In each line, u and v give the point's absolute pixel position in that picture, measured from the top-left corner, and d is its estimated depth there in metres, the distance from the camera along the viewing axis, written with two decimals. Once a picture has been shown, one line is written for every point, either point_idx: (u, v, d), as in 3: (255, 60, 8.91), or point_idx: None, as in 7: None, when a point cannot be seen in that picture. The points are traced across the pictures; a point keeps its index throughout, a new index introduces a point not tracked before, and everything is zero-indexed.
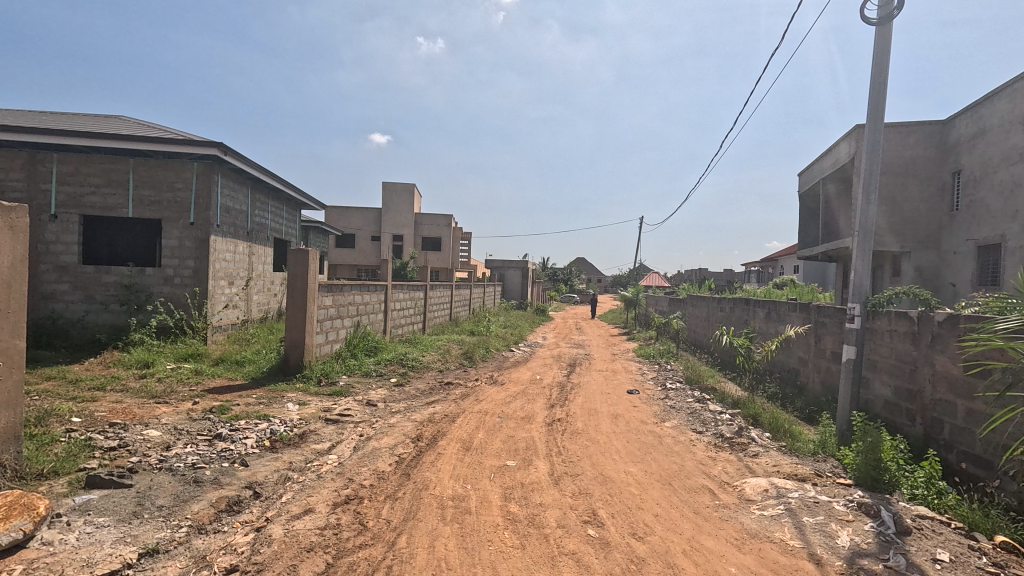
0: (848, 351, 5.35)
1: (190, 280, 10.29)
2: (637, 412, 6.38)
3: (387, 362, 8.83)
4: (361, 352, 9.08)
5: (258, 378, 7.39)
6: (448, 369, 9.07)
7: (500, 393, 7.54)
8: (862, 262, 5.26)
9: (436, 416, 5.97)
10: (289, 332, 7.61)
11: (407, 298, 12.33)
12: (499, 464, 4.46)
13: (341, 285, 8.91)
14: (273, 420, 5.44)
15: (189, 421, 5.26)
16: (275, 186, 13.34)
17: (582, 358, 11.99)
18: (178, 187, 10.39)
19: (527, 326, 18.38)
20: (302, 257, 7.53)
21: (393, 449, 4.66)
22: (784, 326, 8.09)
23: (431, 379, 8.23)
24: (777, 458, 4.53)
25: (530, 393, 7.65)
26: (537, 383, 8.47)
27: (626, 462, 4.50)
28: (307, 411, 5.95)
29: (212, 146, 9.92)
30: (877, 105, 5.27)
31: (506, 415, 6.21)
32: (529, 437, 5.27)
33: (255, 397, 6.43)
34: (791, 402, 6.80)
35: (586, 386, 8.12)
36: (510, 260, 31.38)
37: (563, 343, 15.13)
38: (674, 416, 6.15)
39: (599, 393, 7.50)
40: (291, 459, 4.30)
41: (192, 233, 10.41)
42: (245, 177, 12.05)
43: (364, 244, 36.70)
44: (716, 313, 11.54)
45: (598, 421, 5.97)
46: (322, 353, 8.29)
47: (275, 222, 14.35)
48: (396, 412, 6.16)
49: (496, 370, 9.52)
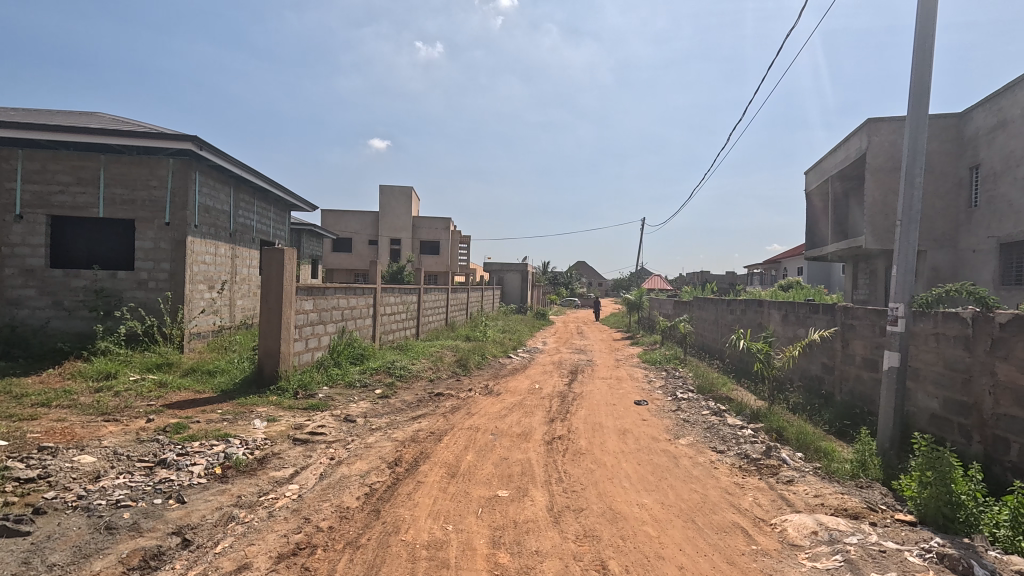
0: (890, 358, 4.68)
1: (165, 284, 9.63)
2: (647, 428, 5.69)
3: (373, 371, 8.15)
4: (346, 360, 8.40)
5: (229, 390, 6.71)
6: (441, 378, 8.39)
7: (494, 405, 6.85)
8: (906, 254, 4.60)
9: (421, 434, 5.28)
10: (264, 339, 6.92)
11: (399, 302, 11.66)
12: (489, 495, 3.77)
13: (324, 288, 8.22)
14: (233, 441, 4.75)
15: (135, 443, 4.57)
16: (260, 185, 12.71)
17: (584, 364, 11.30)
18: (153, 185, 9.74)
19: (526, 331, 17.66)
20: (278, 258, 6.86)
21: (365, 477, 3.98)
22: (805, 329, 7.41)
23: (420, 389, 7.54)
24: (817, 487, 3.84)
25: (528, 405, 6.97)
26: (536, 393, 7.78)
27: (639, 492, 3.81)
28: (275, 430, 5.26)
29: (186, 140, 9.25)
30: (921, 75, 4.65)
31: (500, 431, 5.52)
32: (525, 460, 4.58)
33: (219, 413, 5.75)
34: (818, 415, 6.11)
35: (590, 396, 7.43)
36: (510, 263, 30.71)
37: (564, 348, 14.43)
38: (689, 432, 5.45)
39: (603, 404, 6.81)
40: (240, 492, 3.62)
41: (168, 233, 9.76)
42: (227, 175, 11.41)
43: (361, 248, 36.06)
44: (727, 315, 10.85)
45: (604, 439, 5.29)
46: (301, 362, 7.62)
47: (261, 223, 13.71)
48: (376, 429, 5.47)
49: (492, 379, 8.81)
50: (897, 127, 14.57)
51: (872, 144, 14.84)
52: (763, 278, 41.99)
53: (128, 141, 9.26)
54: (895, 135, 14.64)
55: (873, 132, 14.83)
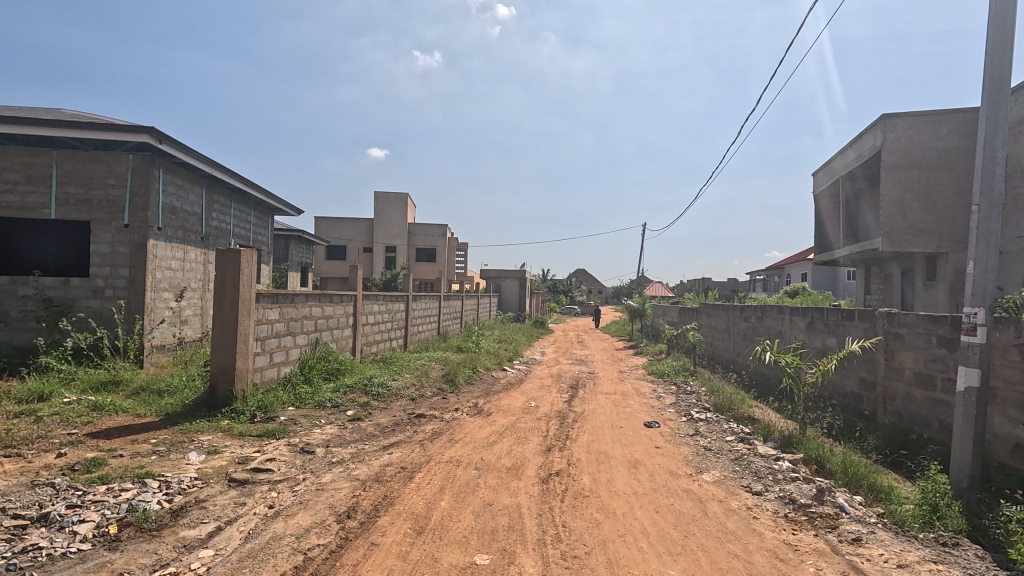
0: (968, 376, 3.77)
1: (122, 292, 8.75)
2: (662, 459, 4.76)
3: (347, 389, 7.23)
4: (317, 377, 7.50)
5: (174, 414, 5.78)
6: (424, 396, 7.41)
7: (481, 430, 5.90)
8: (986, 244, 3.71)
9: (389, 470, 4.34)
10: (216, 353, 5.98)
11: (385, 310, 10.76)
12: (463, 564, 2.83)
13: (292, 294, 7.31)
14: (150, 485, 3.80)
15: (24, 488, 3.64)
16: (236, 185, 11.86)
17: (585, 378, 10.36)
18: (110, 182, 8.87)
19: (524, 341, 16.70)
20: (233, 260, 5.97)
21: (301, 540, 3.04)
22: (838, 339, 6.50)
23: (399, 410, 6.60)
24: (896, 551, 2.92)
25: (521, 428, 6.03)
26: (531, 413, 6.87)
27: (661, 559, 2.89)
28: (213, 467, 4.34)
29: (143, 133, 8.32)
30: (1003, 25, 3.76)
31: (487, 465, 4.59)
32: (513, 506, 3.65)
33: (152, 444, 4.82)
34: (863, 441, 5.18)
35: (593, 416, 6.51)
36: (507, 270, 29.86)
37: (563, 359, 13.50)
38: (714, 464, 4.53)
39: (608, 427, 5.89)
40: (127, 566, 2.70)
41: (128, 236, 8.88)
42: (197, 173, 10.55)
43: (356, 256, 35.24)
44: (741, 323, 9.96)
45: (612, 474, 4.38)
46: (264, 380, 6.69)
47: (238, 227, 12.84)
48: (337, 463, 4.55)
49: (484, 396, 7.86)
50: (913, 123, 13.83)
51: (887, 141, 14.12)
52: (767, 284, 41.07)
53: (80, 133, 8.39)
54: (912, 131, 13.89)
55: (887, 128, 14.13)
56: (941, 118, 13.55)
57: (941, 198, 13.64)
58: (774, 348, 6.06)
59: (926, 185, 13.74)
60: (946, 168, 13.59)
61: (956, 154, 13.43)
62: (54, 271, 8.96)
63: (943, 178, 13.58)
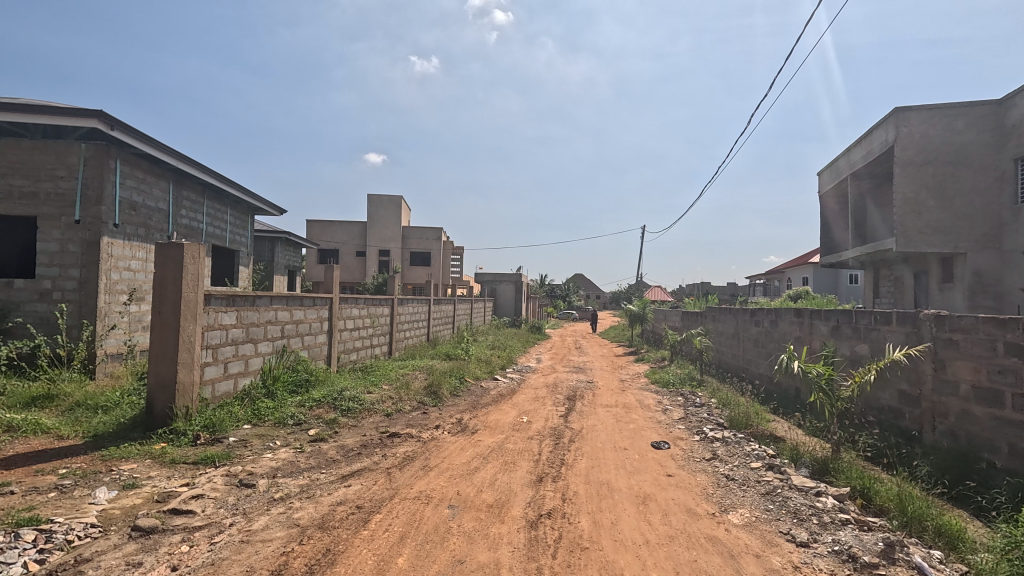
0: None
1: (72, 295, 7.91)
2: (676, 493, 3.92)
3: (314, 403, 6.39)
4: (283, 390, 6.67)
5: (103, 436, 4.93)
6: (402, 412, 6.55)
7: (462, 453, 5.05)
8: None
9: (339, 511, 3.49)
10: (154, 365, 5.15)
11: (365, 314, 9.93)
12: None
13: (252, 296, 6.48)
14: (23, 536, 2.93)
15: None
16: (207, 181, 11.05)
17: (583, 388, 9.52)
18: (60, 174, 8.05)
19: (519, 347, 15.85)
20: (176, 255, 5.16)
21: None
22: (873, 347, 5.69)
23: (370, 428, 5.75)
24: None
25: (509, 451, 5.19)
26: (522, 430, 6.04)
27: None
28: (122, 508, 3.48)
29: (93, 118, 7.51)
30: None
31: (464, 502, 3.75)
32: (490, 565, 2.81)
33: (59, 475, 3.97)
34: (914, 468, 4.35)
35: (592, 435, 5.70)
36: (501, 274, 29.04)
37: (560, 367, 12.64)
38: (742, 500, 3.71)
39: (610, 450, 5.05)
40: None
41: (79, 233, 8.04)
42: (162, 166, 9.75)
43: (348, 260, 34.45)
44: (753, 328, 9.15)
45: (618, 514, 3.55)
46: (216, 394, 5.85)
47: (212, 227, 12.01)
48: (280, 501, 3.71)
49: (470, 410, 7.01)
50: (928, 117, 13.12)
51: (900, 136, 13.35)
52: (767, 288, 40.42)
53: (23, 119, 7.58)
54: (926, 125, 13.18)
55: (901, 122, 13.33)
56: (957, 111, 12.93)
57: (958, 195, 12.96)
58: (801, 356, 5.24)
59: (941, 182, 13.06)
60: (963, 164, 12.92)
61: (973, 149, 12.82)
62: (18, 273, 8.34)
63: (960, 174, 12.91)
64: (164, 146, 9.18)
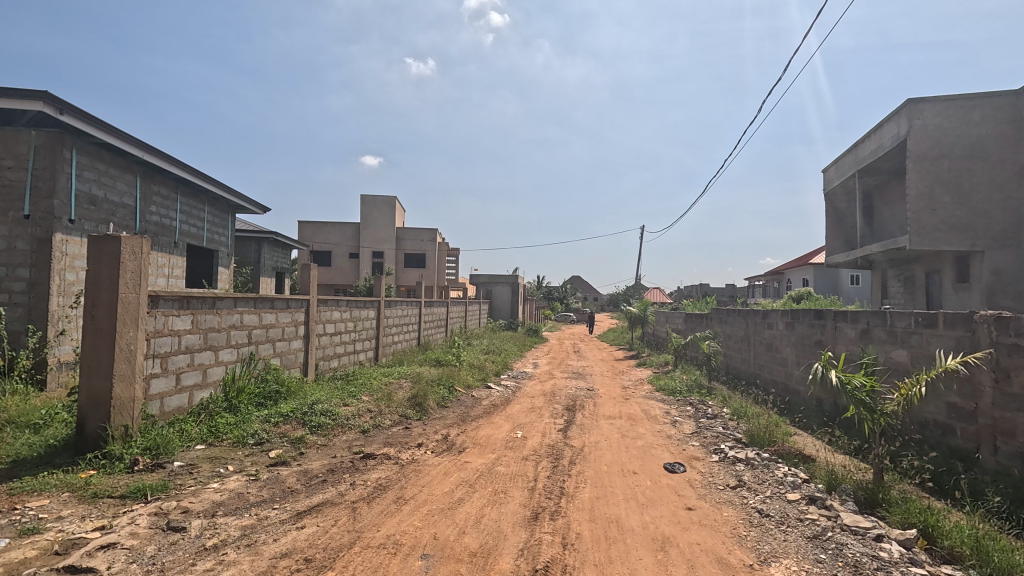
0: None
1: (21, 298, 7.15)
2: (701, 535, 3.22)
3: (281, 417, 5.67)
4: (247, 403, 5.94)
5: (21, 462, 4.17)
6: (381, 427, 5.83)
7: (444, 480, 4.32)
8: None
9: (281, 567, 2.76)
10: (86, 377, 4.40)
11: (348, 318, 9.21)
12: None
13: (212, 297, 5.75)
14: None
15: None
16: (180, 175, 10.32)
17: (583, 396, 8.81)
18: (7, 164, 7.30)
19: (515, 352, 15.14)
20: (112, 249, 4.44)
21: None
22: (914, 354, 5.00)
23: (341, 449, 5.04)
24: None
25: (500, 475, 4.48)
26: (516, 449, 5.34)
27: None
28: (5, 566, 2.74)
29: (38, 100, 6.76)
30: None
31: (441, 550, 3.03)
32: None
33: None
34: (980, 500, 3.66)
35: (596, 454, 5.00)
36: (498, 275, 28.33)
37: (558, 373, 11.94)
38: (785, 547, 2.99)
39: (616, 474, 4.36)
40: None
41: (28, 229, 7.29)
42: (128, 158, 9.04)
43: (341, 262, 33.68)
44: (766, 332, 8.47)
45: (633, 567, 2.82)
46: (166, 409, 5.12)
47: (187, 225, 11.26)
48: (212, 551, 2.98)
49: (458, 424, 6.29)
50: (943, 109, 12.49)
51: (913, 129, 12.70)
52: (767, 291, 39.94)
53: None
54: (940, 117, 12.53)
55: (914, 115, 12.67)
56: (973, 102, 12.34)
57: (974, 190, 12.35)
58: (839, 363, 4.49)
59: (957, 176, 12.44)
60: (979, 158, 12.31)
61: (990, 142, 12.23)
62: None
63: (976, 168, 12.31)
64: (127, 136, 8.47)
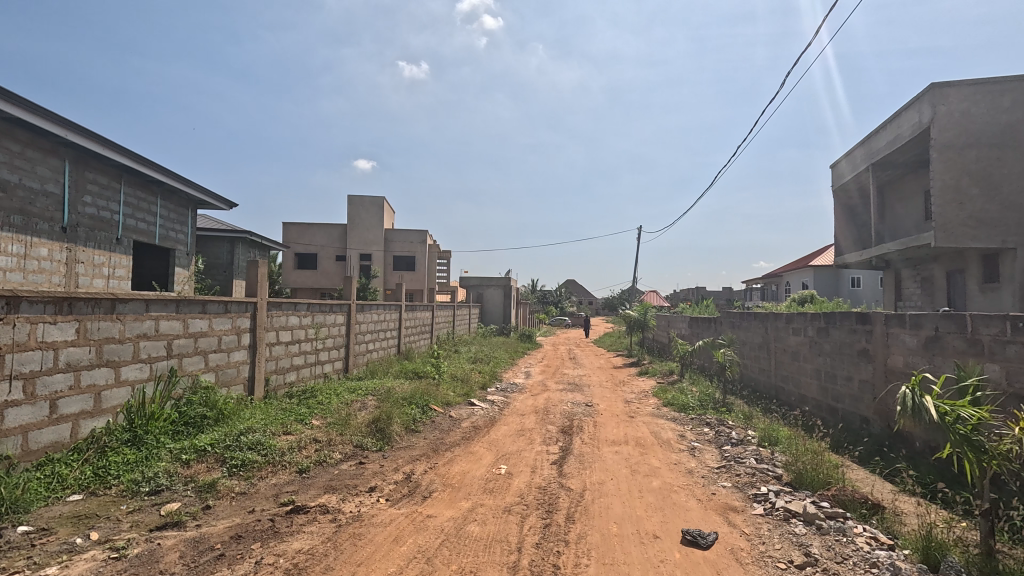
0: None
1: None
2: None
3: (195, 453, 4.42)
4: (157, 434, 4.69)
5: None
6: (326, 464, 4.62)
7: (390, 551, 3.08)
8: None
9: None
10: None
11: (310, 323, 7.96)
12: None
13: (111, 298, 4.50)
14: None
15: None
16: (121, 162, 9.04)
17: (581, 413, 7.62)
18: None
19: (506, 360, 13.92)
20: None
21: None
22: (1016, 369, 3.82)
23: (263, 500, 3.81)
24: None
25: (470, 539, 3.26)
26: (497, 494, 4.11)
27: None
28: None
29: None
30: None
31: None
32: None
33: None
34: None
35: (602, 504, 3.79)
36: (489, 278, 27.12)
37: (553, 383, 10.75)
38: None
39: (630, 542, 3.15)
40: None
41: None
42: (52, 139, 7.80)
43: (327, 264, 32.32)
44: (793, 338, 7.29)
45: None
46: (34, 445, 3.85)
47: (133, 220, 9.97)
48: None
49: (427, 457, 5.06)
50: (971, 93, 11.41)
51: (937, 116, 11.59)
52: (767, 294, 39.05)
53: None
54: (967, 103, 11.44)
55: (937, 100, 11.56)
56: (1002, 86, 11.27)
57: (1006, 182, 11.28)
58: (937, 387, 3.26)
59: (986, 167, 11.36)
60: (1010, 146, 11.24)
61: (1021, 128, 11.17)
62: None
63: (1007, 157, 11.25)
64: (45, 111, 7.20)
